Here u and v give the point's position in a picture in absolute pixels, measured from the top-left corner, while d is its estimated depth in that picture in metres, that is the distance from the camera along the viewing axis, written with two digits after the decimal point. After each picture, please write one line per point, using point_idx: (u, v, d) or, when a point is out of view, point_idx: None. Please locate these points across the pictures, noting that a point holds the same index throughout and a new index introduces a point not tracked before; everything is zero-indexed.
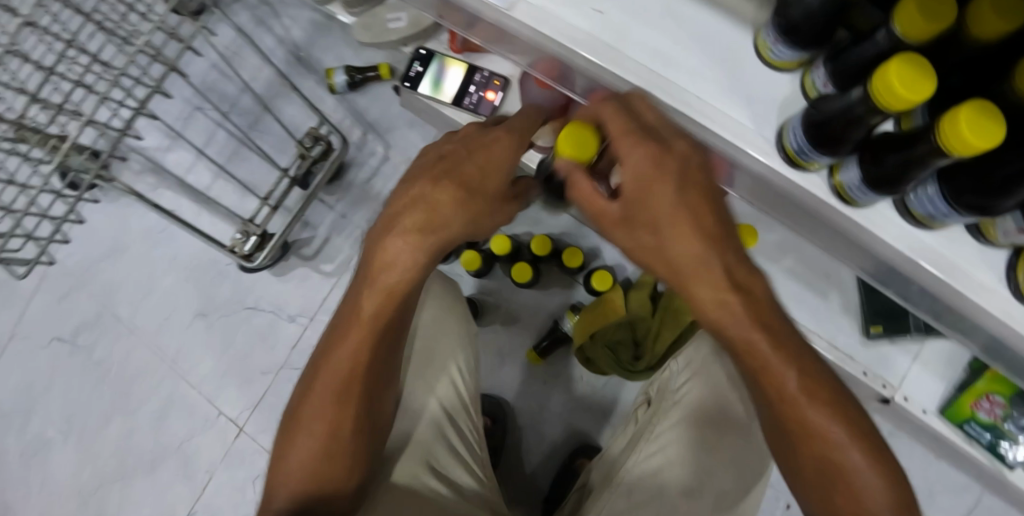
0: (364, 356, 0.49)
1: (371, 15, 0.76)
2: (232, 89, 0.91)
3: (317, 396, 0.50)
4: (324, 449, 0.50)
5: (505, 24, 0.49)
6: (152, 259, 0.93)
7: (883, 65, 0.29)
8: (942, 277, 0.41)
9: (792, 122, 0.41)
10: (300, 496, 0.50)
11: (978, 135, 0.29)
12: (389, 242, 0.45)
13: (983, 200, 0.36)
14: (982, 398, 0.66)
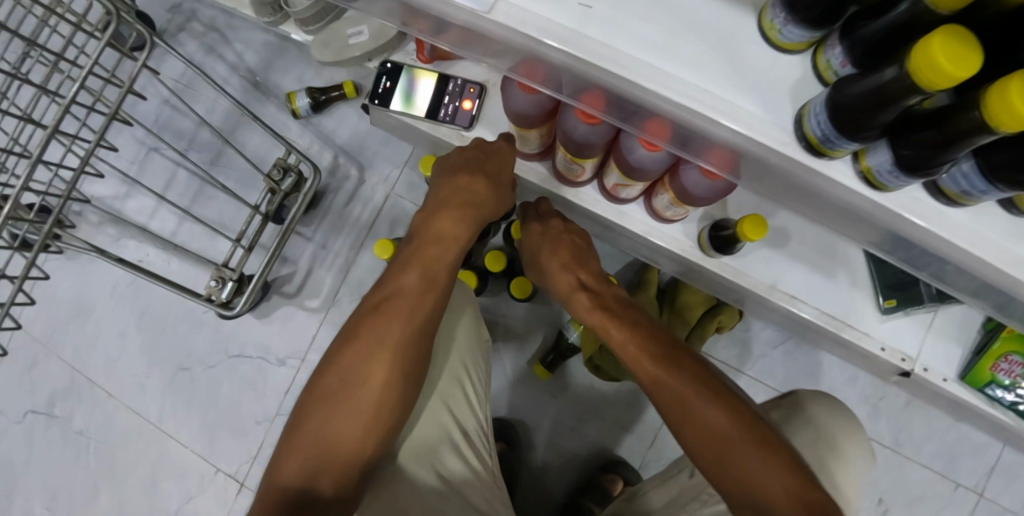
0: (408, 328, 0.54)
1: (329, 31, 0.72)
2: (188, 124, 0.85)
3: (357, 369, 0.53)
4: (348, 428, 0.51)
5: (487, 31, 0.45)
6: (124, 315, 0.86)
7: (926, 41, 0.29)
8: (988, 258, 0.40)
9: (815, 107, 0.40)
10: (317, 462, 0.50)
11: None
12: (437, 222, 0.60)
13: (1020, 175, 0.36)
14: (1000, 359, 0.67)
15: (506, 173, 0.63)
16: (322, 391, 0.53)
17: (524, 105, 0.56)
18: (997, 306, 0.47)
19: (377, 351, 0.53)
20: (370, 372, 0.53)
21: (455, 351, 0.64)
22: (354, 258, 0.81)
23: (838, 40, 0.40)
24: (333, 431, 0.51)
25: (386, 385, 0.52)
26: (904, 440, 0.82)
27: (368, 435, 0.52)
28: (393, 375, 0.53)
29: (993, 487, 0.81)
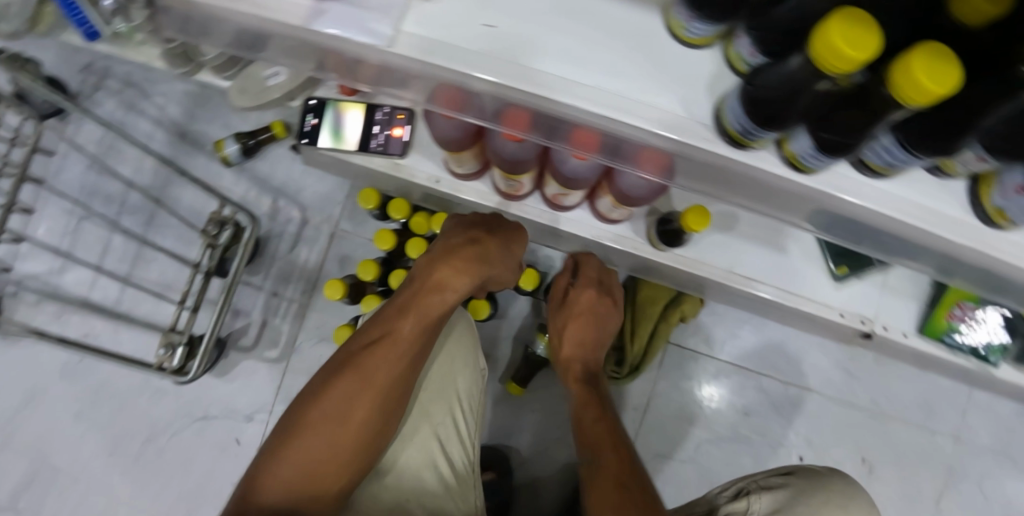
0: (397, 371, 0.53)
1: (244, 76, 0.68)
2: (115, 187, 0.81)
3: (343, 404, 0.52)
4: (328, 460, 0.50)
5: (397, 64, 0.44)
6: (77, 395, 0.81)
7: (824, 27, 0.30)
8: (918, 225, 0.40)
9: (730, 100, 0.39)
10: (294, 491, 0.49)
11: (936, 79, 0.28)
12: (442, 267, 0.56)
13: (943, 142, 0.35)
14: (955, 307, 0.69)
15: (514, 245, 0.61)
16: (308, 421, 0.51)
17: (448, 130, 0.55)
18: (939, 267, 0.48)
19: (365, 389, 0.52)
20: (357, 410, 0.52)
21: (447, 381, 0.63)
22: (309, 302, 0.78)
23: (744, 29, 0.40)
24: (313, 462, 0.50)
25: (366, 424, 0.52)
26: (879, 397, 0.83)
27: (343, 468, 0.51)
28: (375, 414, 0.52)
29: (968, 428, 0.84)
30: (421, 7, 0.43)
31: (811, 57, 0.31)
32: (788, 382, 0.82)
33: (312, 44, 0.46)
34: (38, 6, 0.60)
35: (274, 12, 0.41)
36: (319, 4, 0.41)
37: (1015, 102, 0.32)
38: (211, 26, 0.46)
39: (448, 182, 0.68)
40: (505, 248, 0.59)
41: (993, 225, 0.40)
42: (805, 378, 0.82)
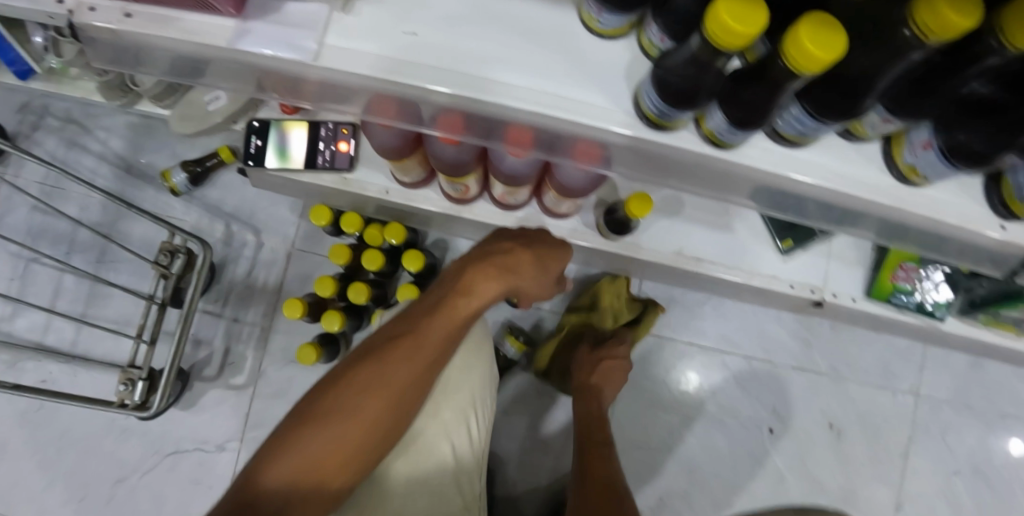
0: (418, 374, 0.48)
1: (184, 102, 0.67)
2: (63, 226, 0.79)
3: (358, 398, 0.47)
4: (335, 458, 0.46)
5: (327, 76, 0.44)
6: (38, 445, 0.78)
7: (712, 6, 0.30)
8: (840, 189, 0.42)
9: (644, 85, 0.40)
10: (294, 483, 0.44)
11: (821, 46, 0.28)
12: (474, 268, 0.49)
13: (847, 104, 0.35)
14: (898, 269, 0.71)
15: (558, 258, 0.51)
16: (319, 412, 0.47)
17: (387, 139, 0.55)
18: (865, 228, 0.51)
19: (382, 389, 0.47)
20: (370, 409, 0.47)
21: (462, 386, 0.60)
22: (271, 325, 0.78)
23: (653, 18, 0.41)
24: (320, 458, 0.45)
25: (379, 427, 0.48)
26: (839, 363, 0.86)
27: (346, 468, 0.47)
28: (387, 416, 0.48)
29: (925, 384, 0.88)
30: (342, 19, 0.43)
31: (706, 35, 0.32)
32: (752, 357, 0.84)
33: (246, 65, 0.46)
34: None
35: (201, 35, 0.42)
36: (243, 23, 0.42)
37: (903, 60, 0.32)
38: (144, 55, 0.46)
39: (400, 192, 0.69)
40: (546, 255, 0.51)
41: (907, 182, 0.42)
42: (769, 352, 0.84)
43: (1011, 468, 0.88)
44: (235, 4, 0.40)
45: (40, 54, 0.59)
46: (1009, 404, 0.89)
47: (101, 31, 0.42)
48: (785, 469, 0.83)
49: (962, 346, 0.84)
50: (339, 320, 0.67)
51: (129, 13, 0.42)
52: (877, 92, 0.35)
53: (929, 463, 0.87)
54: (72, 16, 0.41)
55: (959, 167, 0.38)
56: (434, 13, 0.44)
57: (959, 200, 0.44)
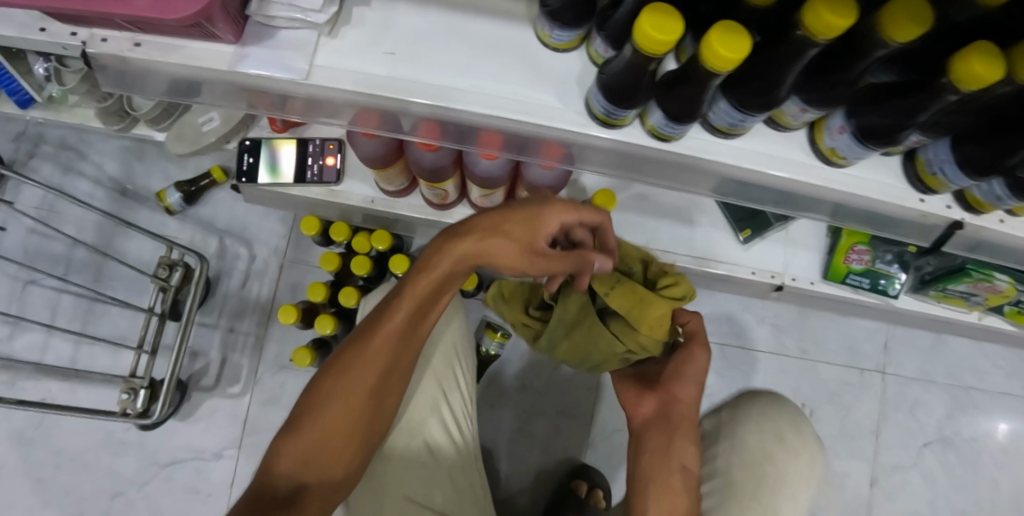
0: (393, 350, 0.51)
1: (180, 125, 0.71)
2: (58, 247, 0.81)
3: (345, 386, 0.50)
4: (337, 440, 0.50)
5: (315, 91, 0.49)
6: (35, 464, 0.78)
7: (637, 19, 0.36)
8: (771, 171, 0.47)
9: (593, 90, 0.46)
10: (307, 467, 0.49)
11: (730, 48, 0.33)
12: (436, 247, 0.49)
13: (765, 95, 0.40)
14: (849, 251, 0.77)
15: (530, 219, 0.46)
16: (315, 400, 0.51)
17: (371, 148, 0.60)
18: (803, 208, 0.56)
19: (364, 369, 0.50)
20: (359, 390, 0.50)
21: (443, 333, 0.65)
22: (265, 333, 0.81)
23: (598, 32, 0.47)
24: (322, 440, 0.50)
25: (372, 405, 0.51)
26: (807, 345, 0.91)
27: (349, 448, 0.51)
28: (377, 394, 0.51)
29: (891, 362, 0.93)
30: (328, 42, 0.49)
31: (635, 44, 0.37)
32: (724, 344, 0.89)
33: (241, 84, 0.51)
34: None
35: (204, 61, 0.47)
36: (241, 48, 0.47)
37: (802, 57, 0.38)
38: (147, 77, 0.51)
39: (385, 200, 0.73)
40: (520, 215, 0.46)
41: (831, 163, 0.48)
42: (740, 338, 0.89)
43: (976, 439, 0.93)
44: (234, 30, 0.46)
45: (41, 85, 0.65)
46: (969, 377, 0.95)
47: (108, 58, 0.47)
48: None
49: (916, 323, 0.91)
50: (331, 323, 0.70)
51: (138, 42, 0.47)
52: (787, 84, 0.40)
53: (899, 438, 0.91)
54: (84, 47, 0.46)
55: (870, 147, 0.42)
56: (407, 34, 0.49)
57: (881, 177, 0.50)
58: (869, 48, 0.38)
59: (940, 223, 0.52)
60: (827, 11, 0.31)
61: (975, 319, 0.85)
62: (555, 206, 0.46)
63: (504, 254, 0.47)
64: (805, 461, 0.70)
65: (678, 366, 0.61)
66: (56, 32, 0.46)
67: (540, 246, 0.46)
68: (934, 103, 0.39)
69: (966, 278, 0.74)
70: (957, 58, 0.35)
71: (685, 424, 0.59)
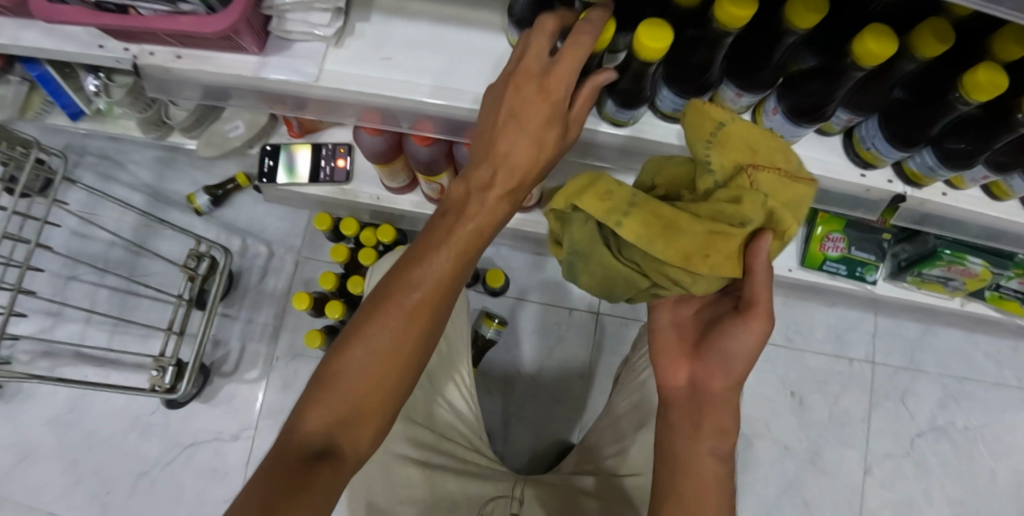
0: (451, 281, 0.39)
1: (209, 133, 0.80)
2: (99, 246, 0.90)
3: (393, 320, 0.37)
4: (376, 390, 0.37)
5: (322, 94, 0.57)
6: (71, 442, 0.85)
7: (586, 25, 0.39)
8: None
9: None
10: (343, 419, 0.37)
11: (654, 38, 0.41)
12: (512, 137, 0.39)
13: (698, 82, 0.47)
14: (825, 240, 0.81)
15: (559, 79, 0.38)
16: (344, 346, 0.38)
17: (373, 144, 0.67)
18: None
19: (422, 304, 0.38)
20: (404, 333, 0.37)
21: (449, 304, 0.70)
22: (281, 323, 0.88)
23: None
24: (361, 390, 0.37)
25: (420, 348, 0.38)
26: (793, 334, 0.94)
27: (390, 405, 0.38)
28: (423, 335, 0.38)
29: (879, 351, 0.95)
30: (336, 51, 0.57)
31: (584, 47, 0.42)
32: None
33: (261, 89, 0.59)
34: (30, 94, 0.75)
35: (232, 68, 0.55)
36: (263, 58, 0.55)
37: (720, 47, 0.44)
38: (185, 83, 0.60)
39: (387, 197, 0.81)
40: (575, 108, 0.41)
41: None
42: None
43: (972, 429, 0.94)
44: (258, 43, 0.54)
45: (88, 98, 0.75)
46: (962, 368, 0.96)
47: (154, 68, 0.57)
48: (750, 435, 0.91)
49: (900, 311, 0.94)
50: (340, 308, 0.77)
51: (179, 54, 0.56)
52: (715, 70, 0.47)
53: (890, 427, 0.93)
54: (135, 59, 0.56)
55: (801, 124, 0.49)
56: (399, 43, 0.57)
57: (821, 154, 0.56)
58: (781, 34, 0.44)
59: (884, 197, 0.58)
60: (730, 5, 0.38)
61: (957, 305, 0.87)
62: (585, 36, 0.37)
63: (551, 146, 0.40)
64: None
65: (730, 347, 0.45)
66: (111, 47, 0.56)
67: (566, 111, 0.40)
68: (844, 78, 0.45)
69: (939, 262, 0.77)
70: (856, 40, 0.41)
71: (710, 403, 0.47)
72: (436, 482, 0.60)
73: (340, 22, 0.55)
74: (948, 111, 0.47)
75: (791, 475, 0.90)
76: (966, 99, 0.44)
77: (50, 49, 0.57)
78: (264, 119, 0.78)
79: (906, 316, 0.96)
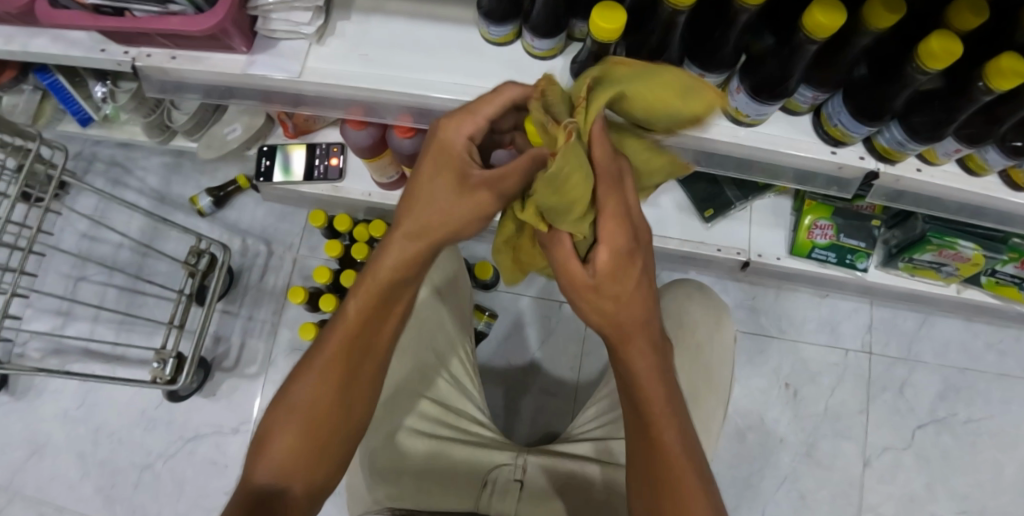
0: (364, 329, 0.43)
1: (209, 135, 0.84)
2: (108, 248, 0.94)
3: (323, 372, 0.43)
4: (307, 437, 0.42)
5: (307, 89, 0.60)
6: (79, 436, 0.88)
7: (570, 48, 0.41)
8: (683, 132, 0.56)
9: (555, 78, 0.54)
10: (289, 463, 0.42)
11: (607, 19, 0.42)
12: (427, 199, 0.40)
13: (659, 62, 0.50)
14: (812, 228, 0.80)
15: (449, 142, 0.38)
16: (283, 400, 0.43)
17: (360, 139, 0.70)
18: (737, 168, 0.64)
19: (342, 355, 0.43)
20: (328, 382, 0.43)
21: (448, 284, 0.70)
22: (279, 319, 0.91)
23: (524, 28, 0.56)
24: (300, 430, 0.42)
25: (345, 391, 0.43)
26: (785, 326, 0.95)
27: (319, 449, 0.43)
28: (345, 380, 0.43)
29: (875, 342, 0.95)
30: (317, 49, 0.60)
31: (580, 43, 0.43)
32: None
33: (252, 86, 0.62)
34: (41, 102, 0.80)
35: (223, 67, 0.58)
36: (251, 57, 0.58)
37: (676, 26, 0.47)
38: (184, 85, 0.64)
39: (378, 193, 0.83)
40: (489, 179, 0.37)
41: (740, 122, 0.56)
42: None
43: (975, 421, 0.92)
44: (246, 41, 0.57)
45: (97, 105, 0.79)
46: (962, 358, 0.94)
47: (152, 69, 0.60)
48: (744, 428, 0.91)
49: (896, 301, 0.93)
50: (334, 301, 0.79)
51: (174, 56, 0.59)
52: (674, 49, 0.50)
53: (889, 419, 0.92)
54: (134, 62, 0.59)
55: (763, 101, 0.50)
56: (378, 40, 0.60)
57: (790, 134, 0.57)
58: (734, 13, 0.45)
59: (858, 173, 0.58)
60: None
61: (955, 292, 0.86)
62: (496, 104, 0.37)
63: (459, 211, 0.40)
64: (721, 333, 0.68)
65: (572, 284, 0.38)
66: (111, 51, 0.59)
67: (472, 173, 0.38)
68: (800, 54, 0.47)
69: (928, 247, 0.75)
70: (806, 14, 0.42)
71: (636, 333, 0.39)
72: (443, 452, 0.62)
73: (321, 20, 0.58)
74: (907, 82, 0.47)
75: (787, 467, 0.89)
76: (923, 69, 0.44)
77: (57, 55, 0.61)
78: (262, 120, 0.81)
79: (902, 305, 0.95)
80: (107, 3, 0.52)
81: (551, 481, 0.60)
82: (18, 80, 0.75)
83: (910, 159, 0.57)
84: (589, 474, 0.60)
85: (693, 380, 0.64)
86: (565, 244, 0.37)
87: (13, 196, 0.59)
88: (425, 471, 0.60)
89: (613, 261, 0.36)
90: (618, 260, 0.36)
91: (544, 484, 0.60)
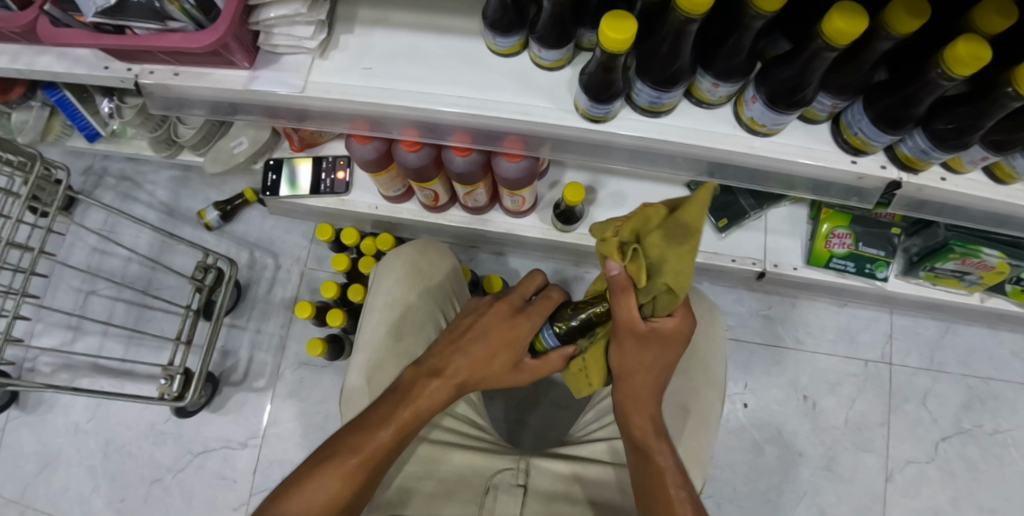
0: (391, 448, 0.48)
1: (215, 149, 0.83)
2: (118, 262, 0.94)
3: (344, 478, 0.46)
4: (341, 495, 0.45)
5: (312, 105, 0.59)
6: (89, 452, 0.88)
7: (616, 37, 0.41)
8: (697, 142, 0.55)
9: (577, 88, 0.53)
10: None
11: (615, 30, 0.41)
12: (456, 357, 0.54)
13: (670, 73, 0.49)
14: (830, 236, 0.78)
15: (517, 332, 0.55)
16: (333, 458, 0.47)
17: (365, 153, 0.68)
18: (753, 179, 0.62)
19: (358, 466, 0.47)
20: (340, 486, 0.46)
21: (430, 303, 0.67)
22: (288, 332, 0.91)
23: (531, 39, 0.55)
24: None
25: (356, 490, 0.46)
26: (802, 335, 0.93)
27: (349, 506, 0.46)
28: (383, 458, 0.48)
29: (896, 352, 0.92)
30: (320, 63, 0.59)
31: (605, 48, 0.43)
32: None
33: (254, 101, 0.61)
34: (49, 119, 0.81)
35: (226, 83, 0.58)
36: (253, 72, 0.57)
37: (686, 34, 0.45)
38: (188, 101, 0.64)
39: (385, 205, 0.82)
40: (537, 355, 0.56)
41: (754, 132, 0.54)
42: (731, 330, 0.93)
43: (1000, 432, 0.89)
44: (248, 57, 0.56)
45: (104, 121, 0.79)
46: (987, 367, 0.91)
47: (155, 86, 0.60)
48: (761, 440, 0.89)
49: (916, 309, 0.90)
50: (341, 316, 0.78)
51: (177, 73, 0.59)
52: (686, 60, 0.48)
53: (911, 431, 0.89)
54: (138, 79, 0.59)
55: (780, 110, 0.49)
56: (380, 53, 0.59)
57: (807, 142, 0.55)
58: (748, 20, 0.44)
59: (879, 183, 0.56)
60: None
61: (978, 301, 0.83)
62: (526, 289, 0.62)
63: (500, 357, 0.55)
64: (715, 331, 0.65)
65: (627, 345, 0.49)
66: (116, 68, 0.59)
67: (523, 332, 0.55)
68: (818, 60, 0.45)
69: (951, 255, 0.72)
70: (824, 19, 0.40)
71: (642, 407, 0.52)
72: (442, 459, 0.60)
73: (323, 35, 0.57)
74: (932, 89, 0.44)
75: (806, 481, 0.87)
76: (949, 75, 0.41)
77: (63, 72, 0.61)
78: (267, 134, 0.81)
79: (923, 313, 0.92)
80: (108, 21, 0.50)
81: (555, 484, 0.59)
82: (26, 96, 0.75)
83: (934, 168, 0.55)
84: (596, 476, 0.59)
85: (687, 376, 0.62)
86: (623, 301, 0.45)
87: (16, 215, 0.59)
88: (427, 477, 0.59)
89: (672, 328, 0.49)
90: (675, 333, 0.50)
91: (550, 488, 0.59)
